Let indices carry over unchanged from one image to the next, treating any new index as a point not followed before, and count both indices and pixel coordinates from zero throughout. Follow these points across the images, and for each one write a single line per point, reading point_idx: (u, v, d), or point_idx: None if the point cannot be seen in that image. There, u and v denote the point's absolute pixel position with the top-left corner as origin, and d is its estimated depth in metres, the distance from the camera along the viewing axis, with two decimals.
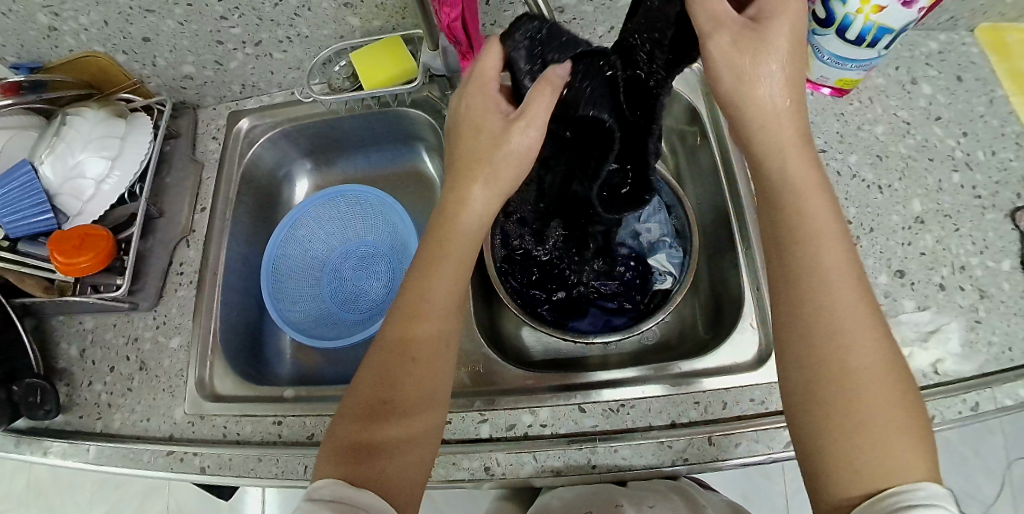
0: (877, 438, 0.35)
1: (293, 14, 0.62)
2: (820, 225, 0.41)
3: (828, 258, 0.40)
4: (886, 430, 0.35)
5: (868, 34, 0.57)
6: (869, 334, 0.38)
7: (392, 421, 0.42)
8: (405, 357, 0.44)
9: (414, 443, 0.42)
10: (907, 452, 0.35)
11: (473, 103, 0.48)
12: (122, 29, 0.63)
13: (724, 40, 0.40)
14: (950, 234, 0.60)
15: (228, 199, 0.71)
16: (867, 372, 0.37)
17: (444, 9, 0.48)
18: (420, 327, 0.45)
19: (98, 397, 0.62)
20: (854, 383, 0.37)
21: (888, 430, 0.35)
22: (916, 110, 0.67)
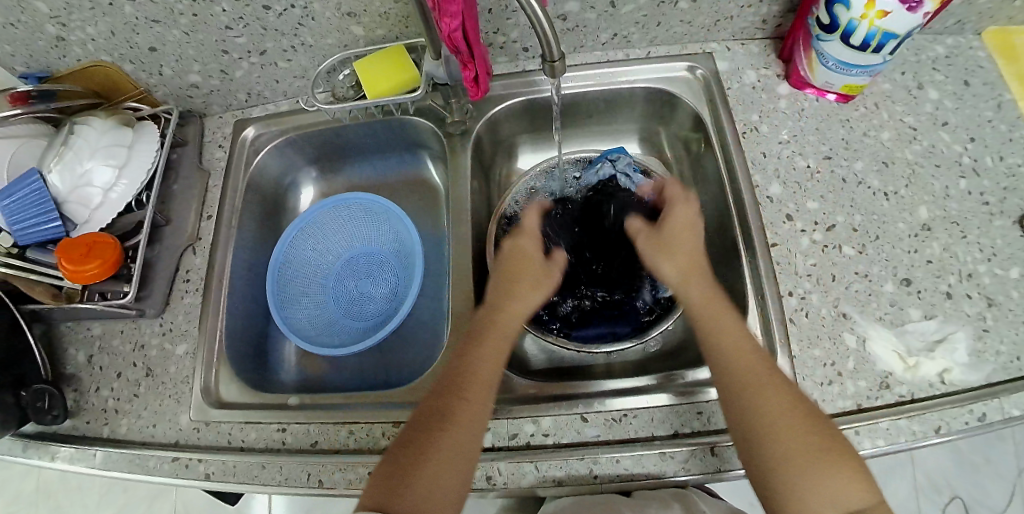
0: (793, 483, 0.42)
1: (297, 23, 0.62)
2: (732, 323, 0.50)
3: (737, 345, 0.49)
4: (800, 474, 0.42)
5: (872, 40, 0.56)
6: (794, 395, 0.45)
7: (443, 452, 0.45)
8: (456, 397, 0.47)
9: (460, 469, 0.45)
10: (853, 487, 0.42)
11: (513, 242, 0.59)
12: (129, 39, 0.64)
13: (637, 239, 0.60)
14: (957, 241, 0.59)
15: (234, 206, 0.71)
16: (779, 425, 0.44)
17: (444, 19, 0.48)
18: (469, 370, 0.49)
19: (105, 402, 0.62)
20: (767, 436, 0.44)
21: (804, 474, 0.42)
22: (923, 116, 0.67)
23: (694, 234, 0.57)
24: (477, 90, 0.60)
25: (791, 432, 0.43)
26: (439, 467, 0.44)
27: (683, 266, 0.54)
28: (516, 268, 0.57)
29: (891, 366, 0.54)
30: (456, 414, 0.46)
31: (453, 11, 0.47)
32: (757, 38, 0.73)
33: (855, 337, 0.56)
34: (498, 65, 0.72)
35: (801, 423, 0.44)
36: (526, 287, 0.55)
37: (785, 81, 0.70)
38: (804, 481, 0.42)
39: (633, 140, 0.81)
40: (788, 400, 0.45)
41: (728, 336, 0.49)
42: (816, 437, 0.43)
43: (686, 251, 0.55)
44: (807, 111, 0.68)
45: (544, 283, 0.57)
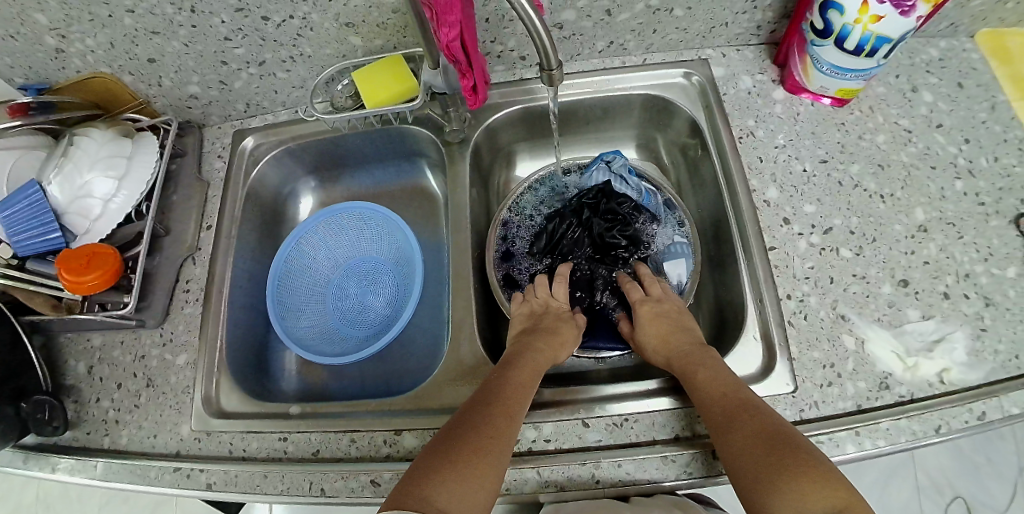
0: (748, 499, 0.43)
1: (296, 34, 0.63)
2: (705, 362, 0.53)
3: (709, 376, 0.51)
4: (761, 484, 0.42)
5: (866, 44, 0.57)
6: (760, 415, 0.46)
7: (479, 447, 0.45)
8: (496, 406, 0.48)
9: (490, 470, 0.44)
10: (818, 496, 0.40)
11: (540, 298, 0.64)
12: (128, 51, 0.64)
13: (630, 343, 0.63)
14: (954, 242, 0.60)
15: (234, 216, 0.72)
16: (733, 445, 0.45)
17: (442, 29, 0.48)
18: (510, 388, 0.51)
19: (105, 413, 0.62)
20: (726, 457, 0.45)
21: (759, 489, 0.42)
22: (918, 118, 0.67)
23: (667, 316, 0.60)
24: (475, 99, 0.60)
25: (744, 448, 0.44)
26: (462, 472, 0.42)
27: (660, 354, 0.58)
28: (547, 326, 0.60)
29: (891, 367, 0.54)
30: (485, 427, 0.46)
31: (451, 21, 0.47)
32: (751, 44, 0.73)
33: (853, 338, 0.56)
34: (495, 73, 0.73)
35: (760, 441, 0.44)
36: (556, 343, 0.59)
37: (781, 86, 0.71)
38: (757, 496, 0.42)
39: (630, 146, 0.81)
40: (747, 422, 0.46)
41: (698, 370, 0.52)
42: (773, 454, 0.43)
43: (657, 331, 0.59)
44: (802, 115, 0.68)
45: (570, 344, 0.60)
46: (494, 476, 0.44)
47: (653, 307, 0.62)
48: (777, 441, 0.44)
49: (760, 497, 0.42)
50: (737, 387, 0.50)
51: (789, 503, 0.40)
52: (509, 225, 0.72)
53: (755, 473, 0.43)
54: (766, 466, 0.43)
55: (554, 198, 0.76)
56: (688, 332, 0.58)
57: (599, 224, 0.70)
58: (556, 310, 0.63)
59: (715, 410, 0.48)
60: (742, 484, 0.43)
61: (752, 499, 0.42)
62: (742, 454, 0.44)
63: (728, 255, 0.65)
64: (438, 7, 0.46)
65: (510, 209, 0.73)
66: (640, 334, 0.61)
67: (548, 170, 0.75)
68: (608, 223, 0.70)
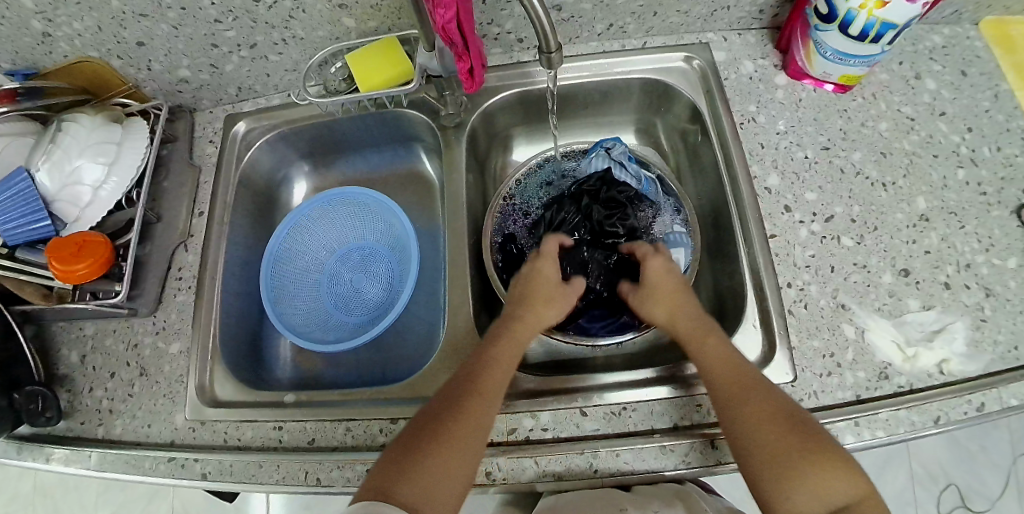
0: (765, 482, 0.43)
1: (288, 16, 0.61)
2: (711, 338, 0.52)
3: (720, 354, 0.50)
4: (780, 472, 0.43)
5: (871, 30, 0.56)
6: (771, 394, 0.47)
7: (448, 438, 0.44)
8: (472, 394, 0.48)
9: (463, 459, 0.44)
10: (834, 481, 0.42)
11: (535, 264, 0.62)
12: (116, 34, 0.62)
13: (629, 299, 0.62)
14: (955, 231, 0.60)
15: (226, 201, 0.70)
16: (752, 429, 0.45)
17: (438, 11, 0.47)
18: (487, 373, 0.50)
19: (99, 402, 0.63)
20: (740, 441, 0.45)
21: (776, 471, 0.43)
22: (921, 106, 0.66)
23: (672, 275, 0.59)
24: (471, 82, 0.59)
25: (764, 431, 0.44)
26: (429, 466, 0.43)
27: (665, 312, 0.57)
28: (533, 290, 0.59)
29: (891, 357, 0.54)
30: (457, 417, 0.46)
31: (447, 3, 0.46)
32: (753, 28, 0.72)
33: (854, 328, 0.55)
34: (493, 56, 0.71)
35: (777, 423, 0.45)
36: (542, 305, 0.58)
37: (782, 72, 0.70)
38: (774, 481, 0.43)
39: (629, 132, 0.80)
40: (762, 403, 0.46)
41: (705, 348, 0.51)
42: (796, 437, 0.44)
43: (664, 291, 0.58)
44: (804, 101, 0.67)
45: (559, 302, 0.59)
46: (468, 465, 0.44)
47: (663, 264, 0.60)
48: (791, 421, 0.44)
49: (779, 483, 0.43)
50: (746, 366, 0.49)
51: (809, 486, 0.42)
52: (506, 213, 0.72)
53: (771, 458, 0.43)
54: (784, 451, 0.43)
55: (551, 185, 0.75)
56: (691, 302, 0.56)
57: (599, 212, 0.68)
58: (547, 275, 0.61)
59: (727, 390, 0.47)
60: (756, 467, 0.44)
61: (767, 482, 0.43)
62: (758, 438, 0.44)
63: (729, 243, 0.64)
64: None
65: (507, 198, 0.72)
66: (644, 290, 0.60)
67: (545, 156, 0.74)
68: (608, 211, 0.68)
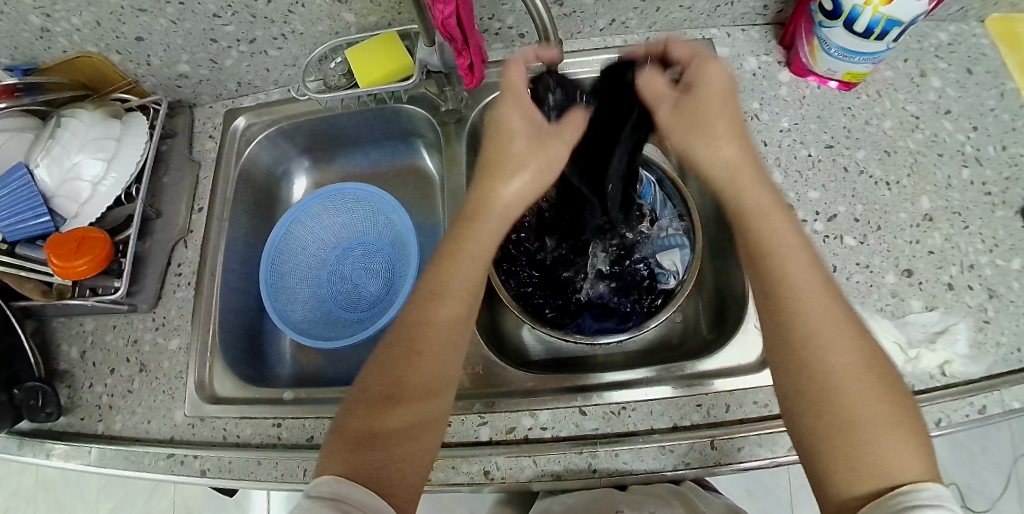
0: (837, 430, 0.38)
1: (287, 11, 0.60)
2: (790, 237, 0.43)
3: (804, 266, 0.42)
4: (856, 427, 0.37)
5: (876, 27, 0.56)
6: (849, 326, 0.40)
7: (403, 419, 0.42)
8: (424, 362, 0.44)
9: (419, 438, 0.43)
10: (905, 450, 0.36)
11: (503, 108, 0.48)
12: (115, 29, 0.62)
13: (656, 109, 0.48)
14: (959, 232, 0.59)
15: (225, 198, 0.69)
16: (831, 366, 0.39)
17: (437, 6, 0.46)
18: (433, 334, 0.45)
19: (99, 398, 0.63)
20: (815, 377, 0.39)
21: (853, 427, 0.37)
22: (926, 104, 0.66)
23: (716, 102, 0.45)
24: (471, 78, 0.58)
25: (852, 380, 0.38)
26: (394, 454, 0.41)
27: (707, 154, 0.45)
28: (497, 150, 0.48)
29: (893, 357, 0.54)
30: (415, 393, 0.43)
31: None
32: (757, 24, 0.71)
33: None
34: (494, 51, 0.71)
35: (866, 377, 0.39)
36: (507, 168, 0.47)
37: (786, 68, 0.69)
38: (843, 434, 0.37)
39: None
40: (846, 331, 0.40)
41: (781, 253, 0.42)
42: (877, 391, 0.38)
43: (710, 120, 0.45)
44: (808, 99, 0.67)
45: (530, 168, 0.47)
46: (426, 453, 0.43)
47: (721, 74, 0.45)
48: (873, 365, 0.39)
49: (854, 441, 0.37)
50: (830, 283, 0.42)
51: (881, 449, 0.36)
52: None
53: (857, 409, 0.38)
54: (863, 403, 0.38)
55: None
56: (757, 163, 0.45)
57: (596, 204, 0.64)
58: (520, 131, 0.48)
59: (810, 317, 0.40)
60: (827, 413, 0.38)
61: (835, 434, 0.38)
62: (846, 383, 0.38)
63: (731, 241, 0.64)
64: None
65: None
66: (689, 106, 0.45)
67: None
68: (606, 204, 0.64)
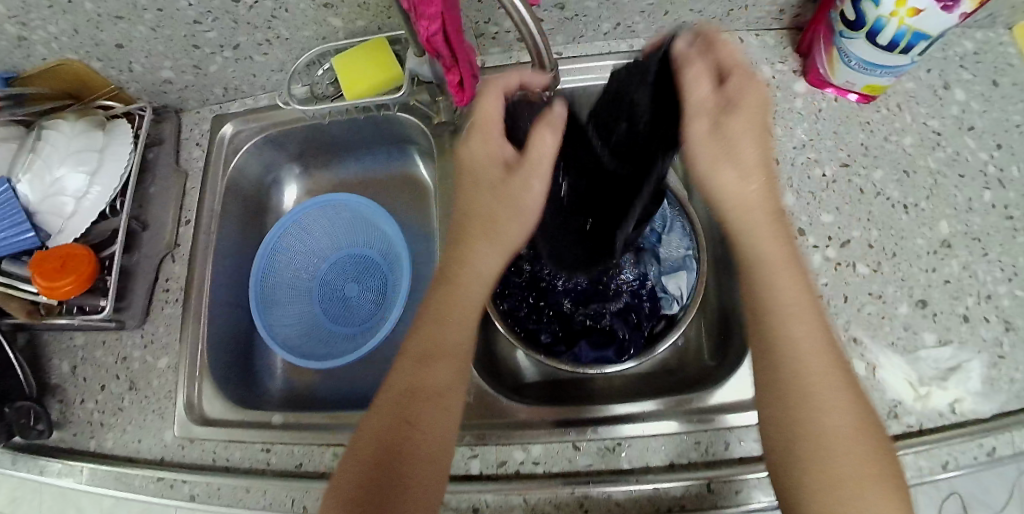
0: (823, 471, 0.38)
1: (270, 16, 0.57)
2: (790, 276, 0.42)
3: (799, 306, 0.42)
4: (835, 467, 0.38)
5: (901, 40, 0.51)
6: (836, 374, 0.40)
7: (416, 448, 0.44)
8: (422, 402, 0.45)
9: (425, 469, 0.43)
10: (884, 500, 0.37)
11: (473, 146, 0.46)
12: (94, 37, 0.59)
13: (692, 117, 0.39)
14: (978, 259, 0.56)
15: (213, 210, 0.67)
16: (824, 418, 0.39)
17: (421, 22, 0.43)
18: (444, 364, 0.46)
19: (90, 415, 0.63)
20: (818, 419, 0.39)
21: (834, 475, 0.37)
22: (948, 119, 0.62)
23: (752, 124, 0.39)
24: (462, 95, 0.55)
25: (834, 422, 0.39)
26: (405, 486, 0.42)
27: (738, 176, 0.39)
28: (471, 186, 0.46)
29: (901, 395, 0.52)
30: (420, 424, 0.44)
31: (431, 13, 0.42)
32: (773, 29, 0.67)
33: (864, 364, 0.53)
34: (490, 56, 0.67)
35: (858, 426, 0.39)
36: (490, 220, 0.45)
37: (802, 78, 0.64)
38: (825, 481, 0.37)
39: None
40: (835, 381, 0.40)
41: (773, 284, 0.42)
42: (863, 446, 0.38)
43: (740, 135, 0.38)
44: (824, 112, 0.63)
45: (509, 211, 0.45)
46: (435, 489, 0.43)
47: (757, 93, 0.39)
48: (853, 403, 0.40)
49: (834, 488, 0.37)
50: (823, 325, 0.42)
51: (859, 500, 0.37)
52: None
53: (837, 451, 0.38)
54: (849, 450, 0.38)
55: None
56: (775, 212, 0.42)
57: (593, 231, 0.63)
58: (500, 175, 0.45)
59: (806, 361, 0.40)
60: (800, 456, 0.39)
61: (819, 482, 0.37)
62: (831, 424, 0.39)
63: (737, 264, 0.61)
64: None
65: None
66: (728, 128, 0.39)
67: None
68: None
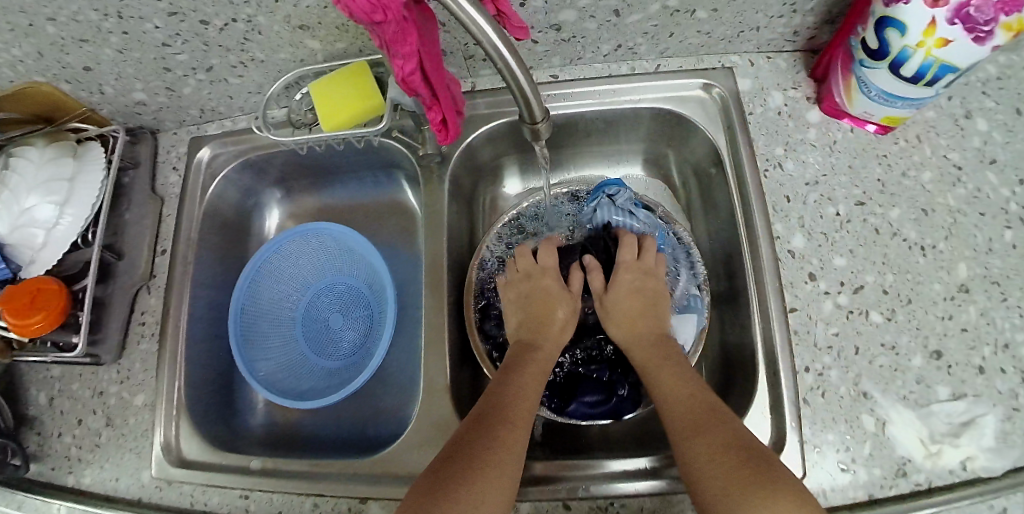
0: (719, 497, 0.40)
1: (243, 38, 0.53)
2: (666, 369, 0.52)
3: (673, 383, 0.50)
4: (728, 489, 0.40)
5: (927, 72, 0.48)
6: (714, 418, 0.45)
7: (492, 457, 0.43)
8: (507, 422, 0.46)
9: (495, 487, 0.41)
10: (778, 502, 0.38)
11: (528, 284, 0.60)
12: (60, 60, 0.55)
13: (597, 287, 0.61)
14: (996, 305, 0.53)
15: (189, 240, 0.64)
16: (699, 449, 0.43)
17: (396, 61, 0.39)
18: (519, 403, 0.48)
19: (68, 449, 0.60)
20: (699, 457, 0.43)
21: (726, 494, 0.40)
22: (969, 152, 0.58)
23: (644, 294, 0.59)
24: (446, 134, 0.50)
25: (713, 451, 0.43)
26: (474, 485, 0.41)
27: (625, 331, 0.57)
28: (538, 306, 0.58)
29: (911, 452, 0.49)
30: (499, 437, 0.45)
31: (405, 52, 0.38)
32: (784, 51, 0.63)
33: (874, 420, 0.50)
34: (482, 77, 0.63)
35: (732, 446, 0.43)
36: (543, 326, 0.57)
37: (816, 106, 0.61)
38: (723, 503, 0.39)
39: (637, 162, 0.72)
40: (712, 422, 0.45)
41: (657, 373, 0.52)
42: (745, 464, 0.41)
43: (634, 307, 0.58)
44: (839, 143, 0.59)
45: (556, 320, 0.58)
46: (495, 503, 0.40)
47: (637, 282, 0.60)
48: (729, 438, 0.43)
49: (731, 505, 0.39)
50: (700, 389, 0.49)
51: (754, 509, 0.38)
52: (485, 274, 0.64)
53: (721, 473, 0.41)
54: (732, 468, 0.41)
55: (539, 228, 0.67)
56: (661, 337, 0.56)
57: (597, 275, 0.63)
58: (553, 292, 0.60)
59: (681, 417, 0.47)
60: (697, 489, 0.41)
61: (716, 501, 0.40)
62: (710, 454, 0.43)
63: (741, 306, 0.58)
64: (387, 37, 0.37)
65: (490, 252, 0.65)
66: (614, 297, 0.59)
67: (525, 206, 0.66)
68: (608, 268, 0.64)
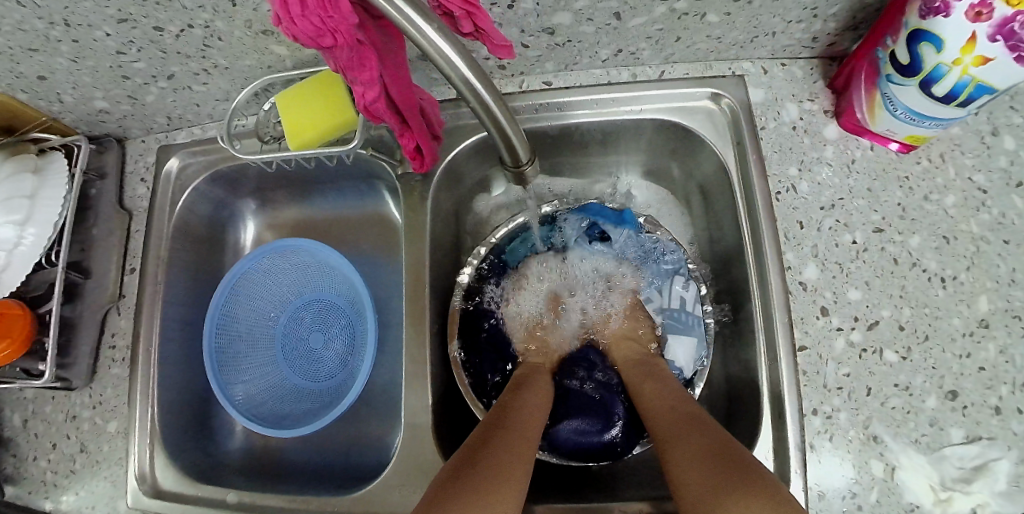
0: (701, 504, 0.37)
1: (202, 45, 0.48)
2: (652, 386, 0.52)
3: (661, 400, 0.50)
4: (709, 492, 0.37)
5: (961, 92, 0.43)
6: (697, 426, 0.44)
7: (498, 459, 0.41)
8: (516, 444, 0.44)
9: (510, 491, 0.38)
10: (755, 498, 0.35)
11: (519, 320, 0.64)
12: (10, 69, 0.50)
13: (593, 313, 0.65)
14: (1018, 342, 0.49)
15: (159, 256, 0.60)
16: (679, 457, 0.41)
17: (356, 88, 0.37)
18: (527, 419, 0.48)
19: (43, 475, 0.58)
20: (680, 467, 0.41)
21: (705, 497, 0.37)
22: (996, 173, 0.54)
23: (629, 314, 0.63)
24: (420, 161, 0.49)
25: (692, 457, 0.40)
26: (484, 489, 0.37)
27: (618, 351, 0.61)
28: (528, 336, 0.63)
29: (919, 498, 0.46)
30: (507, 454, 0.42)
31: (365, 79, 0.36)
32: (801, 57, 0.58)
33: (883, 465, 0.47)
34: None
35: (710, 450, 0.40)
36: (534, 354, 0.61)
37: (835, 121, 0.56)
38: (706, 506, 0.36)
39: (638, 172, 0.68)
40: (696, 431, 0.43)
41: (641, 387, 0.53)
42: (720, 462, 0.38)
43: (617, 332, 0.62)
44: (857, 163, 0.55)
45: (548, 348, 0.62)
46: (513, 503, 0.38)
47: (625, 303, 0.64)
48: (716, 443, 0.41)
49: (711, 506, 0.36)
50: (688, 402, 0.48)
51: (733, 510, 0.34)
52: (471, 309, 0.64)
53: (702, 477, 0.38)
54: (711, 467, 0.38)
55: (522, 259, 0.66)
56: (644, 355, 0.59)
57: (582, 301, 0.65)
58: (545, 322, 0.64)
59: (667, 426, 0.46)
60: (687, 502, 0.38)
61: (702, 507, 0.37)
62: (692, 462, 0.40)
63: (747, 336, 0.55)
64: (343, 66, 0.35)
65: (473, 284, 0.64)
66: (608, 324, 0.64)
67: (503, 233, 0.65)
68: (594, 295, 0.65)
